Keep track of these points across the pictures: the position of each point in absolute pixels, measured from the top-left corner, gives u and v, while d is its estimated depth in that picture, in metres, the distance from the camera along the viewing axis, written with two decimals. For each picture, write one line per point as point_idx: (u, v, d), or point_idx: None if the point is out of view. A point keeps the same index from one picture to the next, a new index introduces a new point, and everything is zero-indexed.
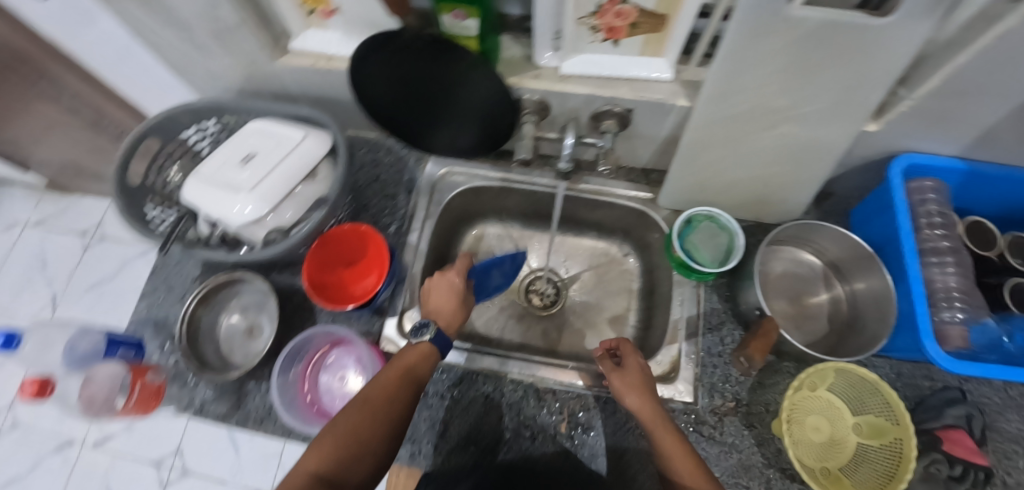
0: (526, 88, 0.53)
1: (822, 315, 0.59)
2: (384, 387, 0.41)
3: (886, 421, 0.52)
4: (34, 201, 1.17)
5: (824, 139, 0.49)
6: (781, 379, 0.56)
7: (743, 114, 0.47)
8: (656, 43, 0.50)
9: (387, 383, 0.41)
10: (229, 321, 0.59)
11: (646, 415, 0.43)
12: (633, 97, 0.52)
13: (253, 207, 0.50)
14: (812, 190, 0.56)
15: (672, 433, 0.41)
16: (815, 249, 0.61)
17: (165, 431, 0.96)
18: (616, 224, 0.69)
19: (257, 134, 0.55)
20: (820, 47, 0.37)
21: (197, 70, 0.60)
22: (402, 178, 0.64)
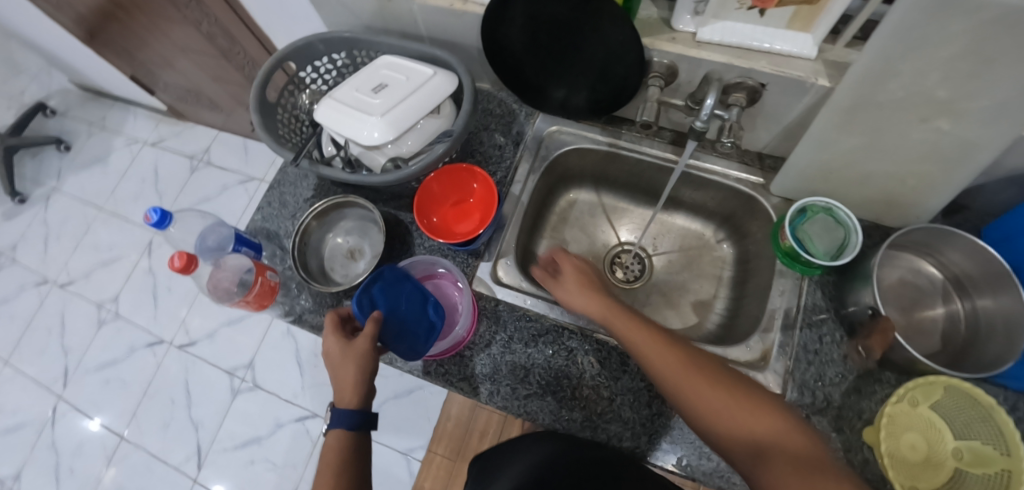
0: (658, 50, 0.53)
1: (936, 331, 0.56)
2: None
3: (995, 450, 0.48)
4: (155, 123, 1.35)
5: (981, 142, 0.44)
6: (880, 388, 0.52)
7: (894, 102, 0.45)
8: (805, 17, 0.48)
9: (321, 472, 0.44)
10: (334, 242, 0.63)
11: (600, 312, 0.51)
12: (770, 71, 0.50)
13: (380, 133, 0.52)
14: (951, 195, 0.52)
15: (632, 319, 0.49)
16: (938, 261, 0.57)
17: (245, 344, 1.10)
18: (717, 210, 0.70)
19: (391, 67, 0.59)
20: (1002, 37, 0.34)
21: (342, 4, 0.64)
22: (512, 130, 0.67)
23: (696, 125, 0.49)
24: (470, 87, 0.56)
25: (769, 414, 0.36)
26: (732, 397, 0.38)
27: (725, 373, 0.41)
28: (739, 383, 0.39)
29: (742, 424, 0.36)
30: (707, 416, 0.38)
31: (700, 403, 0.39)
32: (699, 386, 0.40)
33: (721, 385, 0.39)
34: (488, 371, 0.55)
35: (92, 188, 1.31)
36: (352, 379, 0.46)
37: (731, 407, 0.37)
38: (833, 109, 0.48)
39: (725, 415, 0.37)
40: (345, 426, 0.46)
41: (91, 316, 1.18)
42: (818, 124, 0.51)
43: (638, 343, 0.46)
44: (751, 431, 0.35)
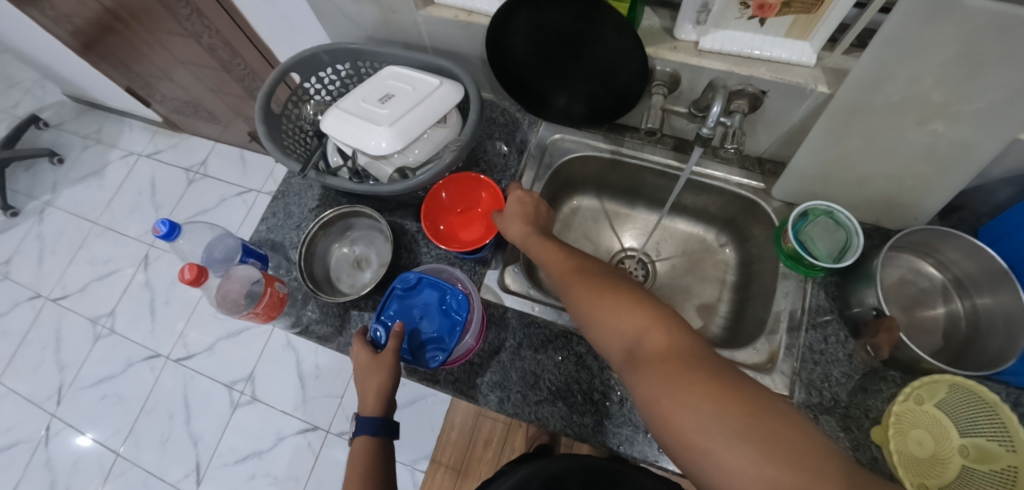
0: (661, 59, 0.54)
1: (938, 330, 0.57)
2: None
3: (1001, 447, 0.49)
4: (150, 135, 1.34)
5: (975, 145, 0.46)
6: (886, 387, 0.53)
7: (891, 107, 0.46)
8: (804, 25, 0.50)
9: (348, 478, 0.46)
10: (340, 251, 0.63)
11: (521, 238, 0.52)
12: (771, 78, 0.52)
13: (388, 143, 0.53)
14: (948, 197, 0.54)
15: (547, 242, 0.49)
16: (938, 261, 0.58)
17: (244, 357, 1.09)
18: (719, 214, 0.71)
19: (397, 78, 0.59)
20: (993, 42, 0.36)
21: (347, 15, 0.65)
22: (515, 138, 0.67)
23: (703, 130, 0.49)
24: (475, 96, 0.57)
25: (639, 314, 0.37)
26: (606, 302, 0.40)
27: (610, 280, 0.42)
28: (617, 288, 0.41)
29: (615, 325, 0.38)
30: (589, 323, 0.40)
31: (585, 312, 0.41)
32: (582, 296, 0.42)
33: (601, 292, 0.41)
34: (498, 378, 0.55)
35: (87, 200, 1.29)
36: (371, 392, 0.48)
37: (605, 313, 0.39)
38: (831, 114, 0.50)
39: (600, 320, 0.39)
40: (370, 434, 0.48)
41: (85, 331, 1.16)
42: (817, 128, 0.52)
43: (546, 262, 0.48)
44: (622, 333, 0.37)
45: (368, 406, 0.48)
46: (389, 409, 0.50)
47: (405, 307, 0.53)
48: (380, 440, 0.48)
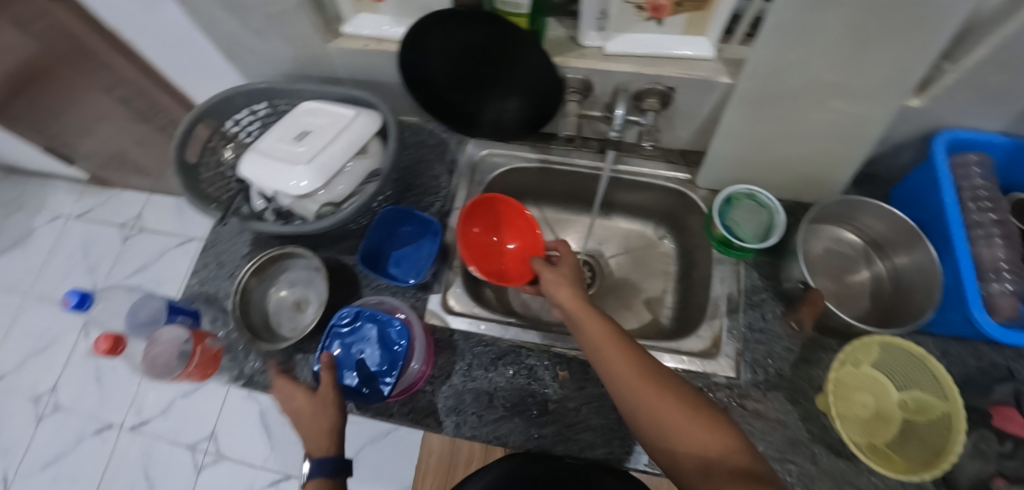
0: (570, 67, 0.55)
1: (866, 293, 0.60)
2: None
3: (935, 396, 0.51)
4: (78, 194, 1.26)
5: (872, 116, 0.50)
6: (824, 355, 0.56)
7: (792, 90, 0.49)
8: (699, 21, 0.52)
9: None
10: (278, 296, 0.61)
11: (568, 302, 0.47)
12: (677, 75, 0.54)
13: (308, 181, 0.52)
14: (855, 167, 0.57)
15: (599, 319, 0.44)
16: (855, 227, 0.61)
17: (203, 415, 1.04)
18: (655, 208, 0.72)
19: (312, 114, 0.59)
20: (866, 26, 0.40)
21: (258, 53, 0.64)
22: (445, 159, 0.67)
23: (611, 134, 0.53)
24: (392, 123, 0.57)
25: (719, 432, 0.33)
26: (680, 410, 0.35)
27: (679, 383, 0.38)
28: (691, 397, 0.36)
29: (692, 438, 0.33)
30: (654, 426, 0.35)
31: (649, 411, 0.36)
32: (648, 394, 0.37)
33: (674, 395, 0.36)
34: (453, 404, 0.54)
35: (15, 271, 1.21)
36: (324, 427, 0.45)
37: (679, 421, 0.34)
38: (739, 103, 0.52)
39: (672, 428, 0.34)
40: (325, 474, 0.44)
41: (27, 413, 1.08)
42: (728, 118, 0.55)
43: (596, 341, 0.42)
44: (700, 449, 0.33)
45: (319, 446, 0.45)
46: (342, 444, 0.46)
47: (346, 345, 0.52)
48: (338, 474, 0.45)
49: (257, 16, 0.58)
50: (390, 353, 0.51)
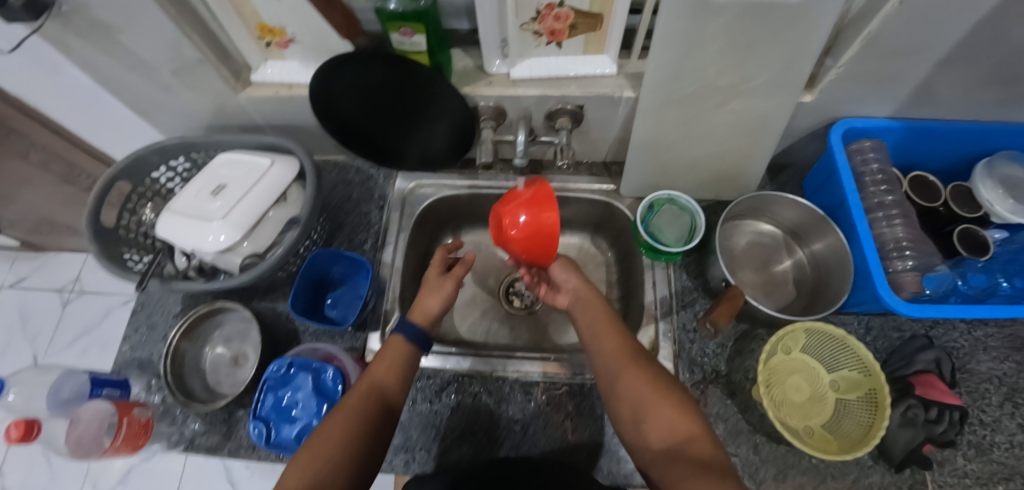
0: (480, 96, 0.57)
1: (789, 280, 0.62)
2: (329, 438, 0.37)
3: (859, 373, 0.54)
4: (9, 262, 1.20)
5: (770, 112, 0.54)
6: (757, 346, 0.58)
7: (693, 95, 0.53)
8: (596, 41, 0.55)
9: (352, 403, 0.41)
10: (213, 353, 0.60)
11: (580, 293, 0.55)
12: (582, 93, 0.56)
13: (227, 235, 0.52)
14: (763, 162, 0.61)
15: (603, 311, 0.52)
16: (771, 218, 0.64)
17: (163, 480, 1.00)
18: (587, 219, 0.74)
19: (228, 165, 0.58)
20: (750, 28, 0.44)
21: (171, 107, 0.64)
22: (374, 195, 0.68)
23: (517, 162, 0.56)
24: (310, 167, 0.57)
25: (685, 419, 0.39)
26: (660, 396, 0.41)
27: (665, 378, 0.43)
28: (672, 389, 0.42)
29: (663, 418, 0.39)
30: (635, 406, 0.42)
31: (633, 392, 0.42)
32: (637, 379, 0.43)
33: (656, 383, 0.42)
34: (399, 441, 0.53)
35: None
36: (440, 306, 0.52)
37: (656, 404, 0.40)
38: (646, 113, 0.55)
39: (650, 408, 0.40)
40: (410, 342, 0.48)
41: None
42: (639, 127, 0.57)
43: (601, 333, 0.50)
44: (667, 430, 0.38)
45: (427, 318, 0.52)
46: (410, 360, 0.47)
47: (278, 399, 0.51)
48: (392, 381, 0.44)
49: (165, 74, 0.58)
50: (323, 395, 0.50)
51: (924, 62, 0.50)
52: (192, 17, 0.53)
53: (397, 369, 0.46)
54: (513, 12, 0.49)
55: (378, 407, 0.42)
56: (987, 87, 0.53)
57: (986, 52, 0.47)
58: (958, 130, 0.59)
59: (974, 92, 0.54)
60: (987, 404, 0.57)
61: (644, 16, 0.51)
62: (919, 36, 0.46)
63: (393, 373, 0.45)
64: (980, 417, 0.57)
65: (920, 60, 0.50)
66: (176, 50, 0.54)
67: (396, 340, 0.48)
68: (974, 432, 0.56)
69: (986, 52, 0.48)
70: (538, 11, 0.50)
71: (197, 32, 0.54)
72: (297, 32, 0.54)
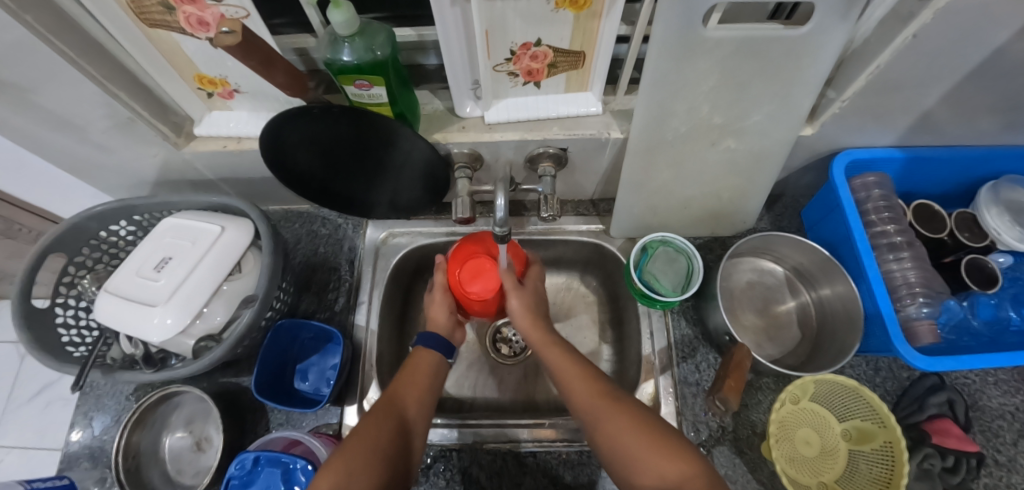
0: (452, 143, 0.52)
1: (793, 322, 0.58)
2: (361, 444, 0.37)
3: (873, 423, 0.51)
4: None
5: (769, 149, 0.50)
6: (762, 397, 0.54)
7: (685, 135, 0.48)
8: (577, 79, 0.50)
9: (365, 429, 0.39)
10: (173, 439, 0.54)
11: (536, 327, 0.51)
12: (565, 136, 0.51)
13: (174, 317, 0.46)
14: (761, 199, 0.57)
15: (556, 341, 0.49)
16: (774, 257, 0.60)
17: None
18: (575, 259, 0.69)
19: (174, 233, 0.52)
20: (747, 64, 0.40)
21: (109, 165, 0.57)
22: (343, 247, 0.65)
23: (496, 230, 0.46)
24: (265, 231, 0.51)
25: (677, 461, 0.35)
26: (648, 443, 0.37)
27: (650, 416, 0.40)
28: (661, 430, 0.38)
29: (655, 466, 0.36)
30: (621, 458, 0.38)
31: (617, 442, 0.38)
32: (618, 425, 0.39)
33: (642, 425, 0.39)
34: None
35: None
36: (448, 313, 0.55)
37: (645, 454, 0.36)
38: (635, 155, 0.50)
39: (639, 459, 0.36)
40: (435, 348, 0.50)
41: None
42: (628, 170, 0.53)
43: (567, 377, 0.45)
44: (660, 475, 0.35)
45: (440, 326, 0.54)
46: (434, 376, 0.49)
47: None
48: (421, 393, 0.45)
49: (94, 133, 0.51)
50: None
51: (933, 94, 0.46)
52: (118, 70, 0.46)
53: (424, 381, 0.47)
54: (484, 54, 0.44)
55: (398, 437, 0.40)
56: (997, 114, 0.49)
57: (998, 83, 0.44)
58: (963, 156, 0.55)
59: (981, 120, 0.51)
60: (1002, 443, 0.54)
61: (631, 48, 0.46)
62: (932, 67, 0.42)
63: (422, 386, 0.46)
64: (995, 457, 0.53)
65: (930, 92, 0.46)
66: (103, 108, 0.47)
67: (421, 352, 0.50)
68: (991, 474, 0.52)
69: (1002, 82, 0.44)
70: (511, 51, 0.45)
71: (127, 87, 0.47)
72: (243, 83, 0.49)
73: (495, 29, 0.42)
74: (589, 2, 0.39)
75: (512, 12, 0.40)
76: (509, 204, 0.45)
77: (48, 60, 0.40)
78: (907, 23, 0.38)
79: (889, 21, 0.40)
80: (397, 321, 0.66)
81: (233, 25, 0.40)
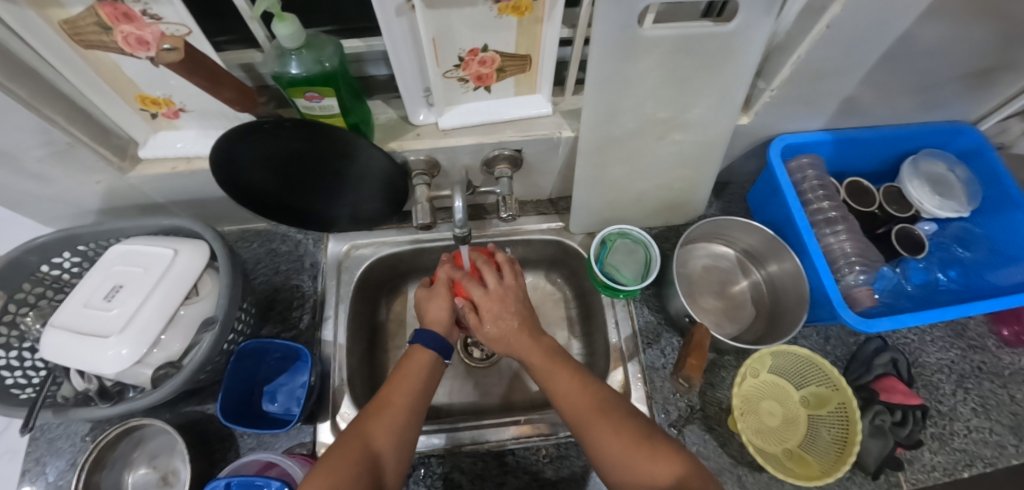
0: (408, 151, 0.53)
1: (748, 301, 0.62)
2: (346, 466, 0.36)
3: (827, 388, 0.54)
4: None
5: (710, 140, 0.53)
6: (726, 374, 0.57)
7: (633, 130, 0.50)
8: (526, 82, 0.52)
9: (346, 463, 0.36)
10: (136, 476, 0.52)
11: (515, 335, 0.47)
12: (518, 138, 0.53)
13: (129, 348, 0.44)
14: (708, 186, 0.60)
15: (539, 347, 0.47)
16: (726, 240, 0.64)
17: None
18: (540, 257, 0.71)
19: (123, 261, 0.50)
20: (684, 60, 0.43)
21: (47, 195, 0.55)
22: (306, 263, 0.65)
23: (456, 232, 0.47)
24: (222, 252, 0.50)
25: (664, 463, 0.37)
26: (635, 447, 0.38)
27: (637, 420, 0.41)
28: (645, 431, 0.40)
29: (643, 470, 0.37)
30: (610, 465, 0.38)
31: (605, 449, 0.39)
32: (606, 431, 0.39)
33: (630, 430, 0.40)
34: None
35: None
36: (448, 309, 0.51)
37: (634, 460, 0.37)
38: (587, 152, 0.52)
39: (628, 467, 0.37)
40: (431, 348, 0.47)
41: None
42: (582, 167, 0.55)
43: (553, 382, 0.44)
44: (648, 481, 0.36)
45: (440, 323, 0.50)
46: (429, 374, 0.46)
47: None
48: (413, 399, 0.43)
49: (29, 163, 0.48)
50: None
51: (851, 80, 0.50)
52: (53, 95, 0.45)
53: (416, 384, 0.45)
54: (433, 62, 0.45)
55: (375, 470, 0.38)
56: (908, 96, 0.55)
57: (904, 67, 0.49)
58: (883, 135, 0.61)
59: (895, 101, 0.56)
60: (943, 395, 0.59)
61: (575, 50, 0.48)
62: (846, 55, 0.46)
63: (413, 388, 0.44)
64: (938, 408, 0.58)
65: (847, 78, 0.50)
66: (38, 136, 0.45)
67: (417, 351, 0.47)
68: (936, 424, 0.57)
69: (908, 65, 0.48)
70: (460, 58, 0.46)
71: (64, 112, 0.46)
72: (189, 102, 0.49)
73: (442, 38, 0.43)
74: (530, 7, 0.41)
75: (456, 20, 0.41)
76: (469, 207, 0.46)
77: None
78: (820, 16, 0.42)
79: (806, 14, 0.43)
80: (366, 334, 0.65)
81: (175, 42, 0.40)
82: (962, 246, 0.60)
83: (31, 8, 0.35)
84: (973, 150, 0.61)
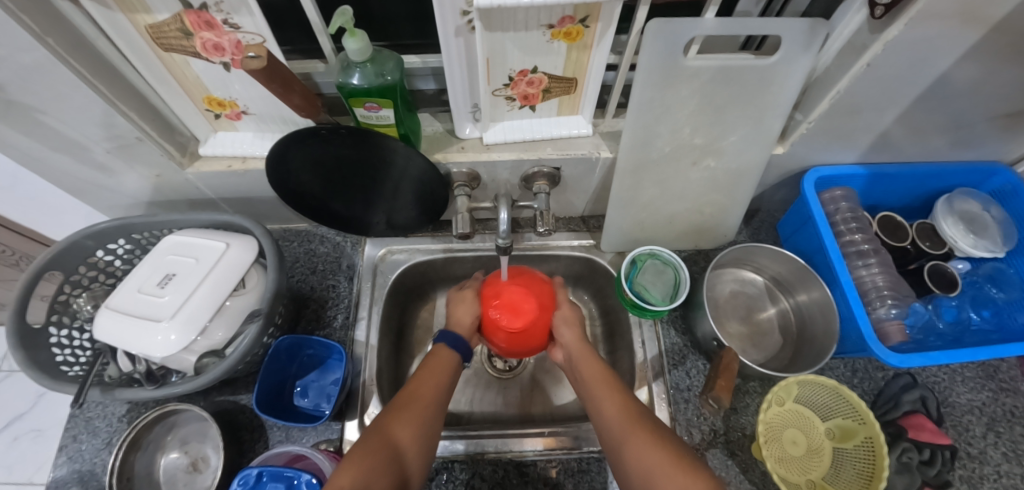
0: (452, 163, 0.55)
1: (775, 329, 0.62)
2: (365, 459, 0.36)
3: (853, 421, 0.54)
4: None
5: (746, 168, 0.54)
6: (750, 401, 0.57)
7: (671, 155, 0.52)
8: (570, 103, 0.54)
9: (372, 449, 0.37)
10: (169, 459, 0.53)
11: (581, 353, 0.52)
12: (558, 156, 0.55)
13: (178, 334, 0.46)
14: (739, 213, 0.61)
15: (598, 367, 0.50)
16: (755, 268, 0.65)
17: None
18: (567, 273, 0.72)
19: (177, 251, 0.53)
20: (726, 89, 0.45)
21: (110, 185, 0.58)
22: (342, 265, 0.67)
23: (498, 242, 0.50)
24: (269, 249, 0.52)
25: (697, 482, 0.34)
26: (673, 461, 0.37)
27: (673, 441, 0.39)
28: (683, 452, 0.38)
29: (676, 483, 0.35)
30: (645, 479, 0.37)
31: (643, 458, 0.38)
32: (644, 444, 0.39)
33: (668, 447, 0.38)
34: None
35: None
36: (473, 315, 0.56)
37: (669, 472, 0.36)
38: (624, 174, 0.54)
39: (663, 477, 0.36)
40: (452, 347, 0.52)
41: None
42: (619, 187, 0.56)
43: (599, 396, 0.46)
44: None
45: (463, 327, 0.55)
46: (452, 372, 0.50)
47: None
48: (437, 395, 0.46)
49: (98, 153, 0.52)
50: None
51: (887, 117, 0.52)
52: (131, 93, 0.48)
53: (441, 379, 0.48)
54: (485, 79, 0.47)
55: (395, 465, 0.37)
56: (944, 135, 0.55)
57: (940, 107, 0.50)
58: (917, 173, 0.61)
59: (931, 140, 0.56)
60: (972, 437, 0.58)
61: (619, 74, 0.50)
62: (883, 93, 0.47)
63: (438, 385, 0.47)
64: (967, 450, 0.57)
65: (884, 115, 0.51)
66: (111, 129, 0.48)
67: (443, 350, 0.51)
68: (965, 466, 0.56)
69: (945, 105, 0.49)
70: (510, 77, 0.48)
71: (137, 108, 0.49)
72: (252, 106, 0.52)
73: (495, 58, 0.45)
74: (581, 34, 0.43)
75: (511, 42, 0.44)
76: (512, 220, 0.50)
77: (64, 81, 0.41)
78: (861, 54, 0.43)
79: (846, 52, 0.45)
80: (395, 337, 0.67)
81: (258, 51, 0.43)
82: (996, 286, 0.60)
83: (124, 13, 0.39)
84: (1008, 191, 0.61)
